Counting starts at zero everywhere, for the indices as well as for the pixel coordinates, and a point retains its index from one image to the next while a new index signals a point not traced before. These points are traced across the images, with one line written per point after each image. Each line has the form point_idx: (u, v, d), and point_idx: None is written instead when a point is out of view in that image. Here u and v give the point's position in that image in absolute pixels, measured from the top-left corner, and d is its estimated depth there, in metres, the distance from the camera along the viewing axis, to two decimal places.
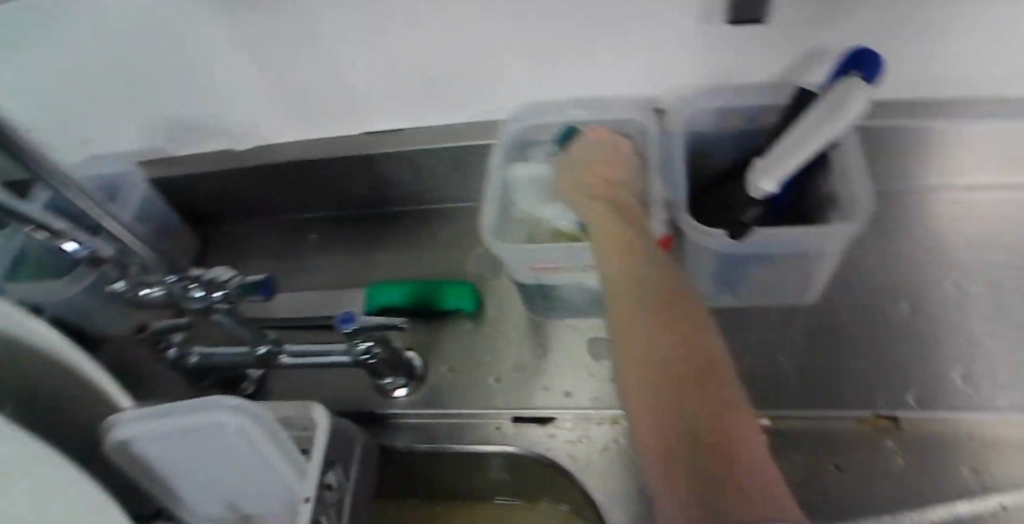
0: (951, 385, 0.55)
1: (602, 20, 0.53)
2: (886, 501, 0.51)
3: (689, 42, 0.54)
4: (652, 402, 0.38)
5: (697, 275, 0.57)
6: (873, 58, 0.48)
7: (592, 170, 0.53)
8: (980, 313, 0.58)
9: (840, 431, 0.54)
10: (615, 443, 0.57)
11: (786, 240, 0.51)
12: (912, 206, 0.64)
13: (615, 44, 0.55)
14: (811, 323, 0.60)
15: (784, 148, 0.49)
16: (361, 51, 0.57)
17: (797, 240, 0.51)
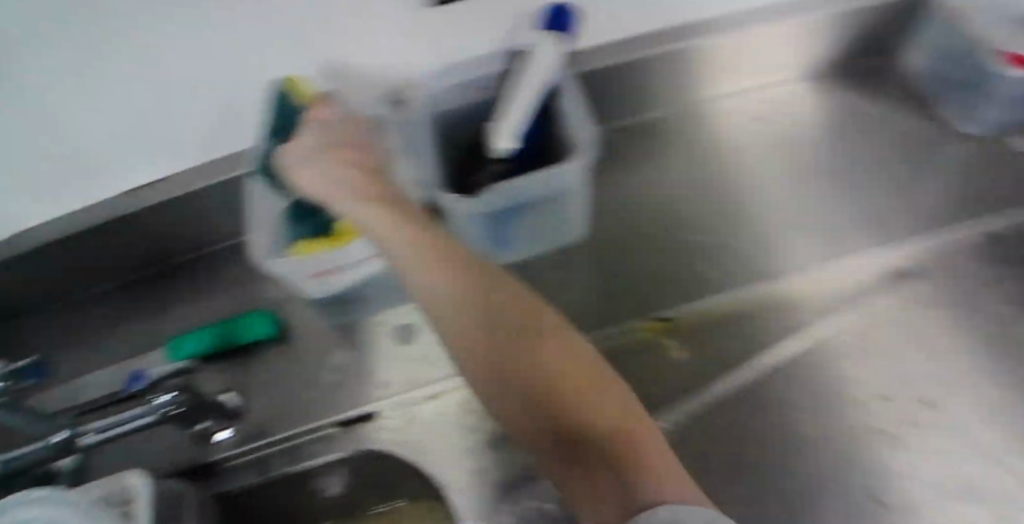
0: (710, 278, 0.61)
1: (311, 24, 0.52)
2: (679, 392, 0.57)
3: (402, 28, 0.55)
4: (548, 448, 0.42)
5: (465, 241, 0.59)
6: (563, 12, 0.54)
7: (363, 179, 0.50)
8: (721, 206, 0.65)
9: (626, 342, 0.59)
10: (440, 415, 0.60)
11: (532, 185, 0.54)
12: (654, 127, 0.69)
13: (334, 44, 0.55)
14: (589, 255, 0.64)
15: (510, 107, 0.53)
16: (68, 116, 0.52)
17: (540, 182, 0.54)
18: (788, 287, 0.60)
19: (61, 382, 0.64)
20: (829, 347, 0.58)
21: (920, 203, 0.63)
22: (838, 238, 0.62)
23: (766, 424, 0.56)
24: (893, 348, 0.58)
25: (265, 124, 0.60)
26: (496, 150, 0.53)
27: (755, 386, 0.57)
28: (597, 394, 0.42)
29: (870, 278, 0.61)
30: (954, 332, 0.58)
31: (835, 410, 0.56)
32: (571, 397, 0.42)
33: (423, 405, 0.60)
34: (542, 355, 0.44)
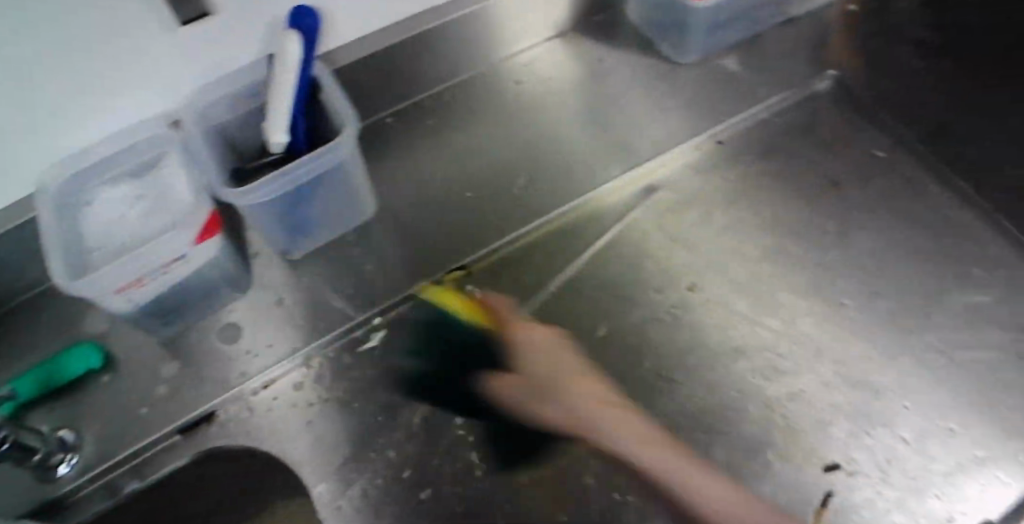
0: (494, 225, 0.69)
1: (74, 66, 0.55)
2: (484, 328, 0.65)
3: (165, 56, 0.59)
4: (659, 456, 0.56)
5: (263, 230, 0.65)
6: (306, 11, 0.59)
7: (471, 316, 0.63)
8: (497, 160, 0.72)
9: (430, 295, 0.65)
10: (276, 398, 0.63)
11: (306, 169, 0.60)
12: (430, 102, 0.76)
13: (103, 81, 0.58)
14: (387, 225, 0.70)
15: (273, 104, 0.58)
16: None
17: (314, 165, 0.60)
18: (564, 218, 0.69)
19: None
20: (606, 259, 0.67)
21: (663, 124, 0.73)
22: (601, 167, 0.71)
23: (561, 336, 0.64)
24: (658, 249, 0.67)
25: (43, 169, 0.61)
26: (272, 145, 0.60)
27: (549, 308, 0.65)
28: (690, 465, 0.56)
29: (632, 195, 0.70)
30: (704, 224, 0.68)
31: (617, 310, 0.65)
32: (615, 411, 0.59)
33: (260, 394, 0.64)
34: (613, 424, 0.58)
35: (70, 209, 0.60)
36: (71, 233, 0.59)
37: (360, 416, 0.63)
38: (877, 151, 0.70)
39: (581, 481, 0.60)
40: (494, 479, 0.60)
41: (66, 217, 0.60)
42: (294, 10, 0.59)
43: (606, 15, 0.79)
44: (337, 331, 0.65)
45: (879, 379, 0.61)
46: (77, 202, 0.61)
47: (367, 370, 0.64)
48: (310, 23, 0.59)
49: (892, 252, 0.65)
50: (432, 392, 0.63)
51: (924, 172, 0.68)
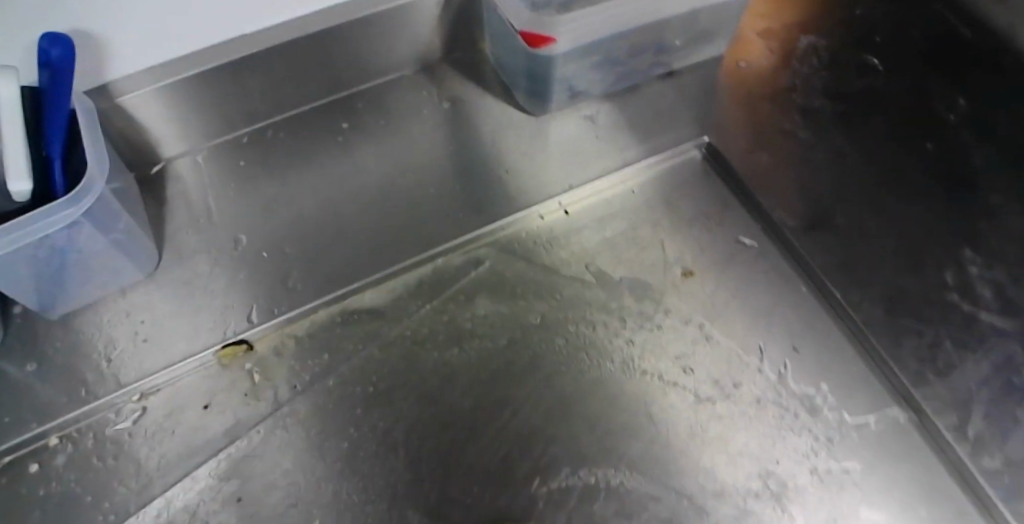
0: (291, 290, 0.60)
1: None
2: (257, 413, 0.55)
3: None
4: None
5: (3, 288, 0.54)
6: (53, 40, 0.51)
7: None
8: (314, 214, 0.64)
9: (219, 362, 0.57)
10: (10, 481, 0.54)
11: (58, 219, 0.50)
12: (252, 139, 0.68)
13: None
14: (174, 279, 0.61)
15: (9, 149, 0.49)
16: None
17: (71, 214, 0.51)
18: (374, 290, 0.59)
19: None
20: (413, 340, 0.57)
21: (508, 186, 0.64)
22: (430, 230, 0.62)
23: (343, 430, 0.54)
24: (474, 331, 0.57)
25: None
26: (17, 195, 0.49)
27: (335, 398, 0.55)
28: None
29: (458, 265, 0.61)
30: (533, 307, 0.58)
31: (412, 405, 0.55)
32: None
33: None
34: None
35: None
36: None
37: (93, 511, 0.53)
38: (746, 241, 0.60)
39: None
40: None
41: None
42: (40, 40, 0.51)
43: (470, 57, 0.72)
44: (89, 406, 0.56)
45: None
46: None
47: (114, 452, 0.55)
48: (55, 55, 0.51)
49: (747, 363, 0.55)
50: (182, 486, 0.53)
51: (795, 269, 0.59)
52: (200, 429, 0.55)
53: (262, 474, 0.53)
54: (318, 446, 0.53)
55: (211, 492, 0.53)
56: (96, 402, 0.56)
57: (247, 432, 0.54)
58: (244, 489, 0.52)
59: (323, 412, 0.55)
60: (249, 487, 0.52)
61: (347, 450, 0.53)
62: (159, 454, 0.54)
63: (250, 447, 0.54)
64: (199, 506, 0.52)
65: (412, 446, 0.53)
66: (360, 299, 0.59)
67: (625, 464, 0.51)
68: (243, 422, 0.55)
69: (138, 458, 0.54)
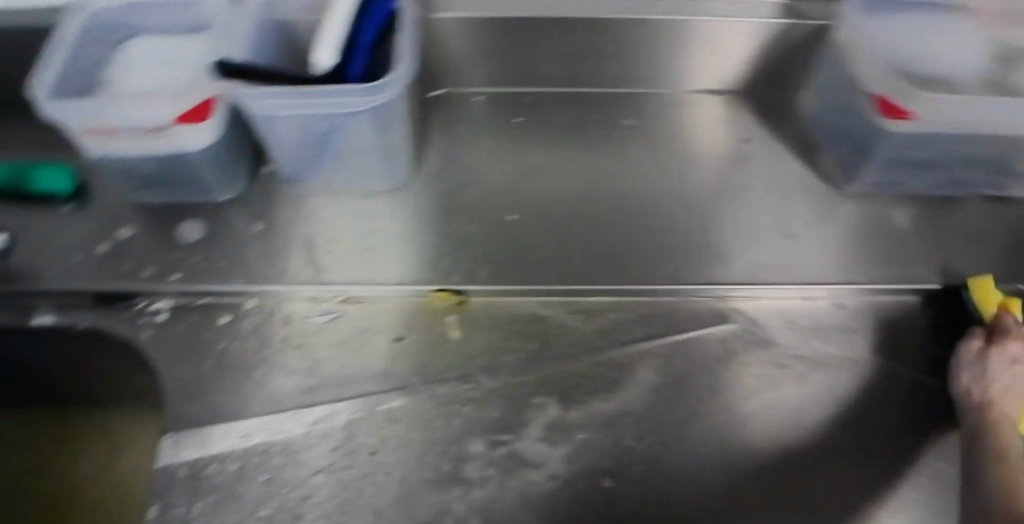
0: (520, 262, 0.56)
1: None
2: (447, 371, 0.52)
3: None
4: None
5: (265, 134, 0.54)
6: None
7: None
8: (571, 195, 0.60)
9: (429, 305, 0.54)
10: (201, 323, 0.54)
11: (346, 101, 0.49)
12: (535, 101, 0.65)
13: None
14: (414, 205, 0.59)
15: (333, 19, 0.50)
16: None
17: (358, 101, 0.49)
18: (603, 300, 0.55)
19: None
20: (624, 369, 0.52)
21: (779, 249, 0.57)
22: (682, 261, 0.56)
23: (522, 427, 0.50)
24: (690, 389, 0.51)
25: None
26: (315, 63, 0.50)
27: (528, 391, 0.51)
28: None
29: (697, 312, 0.54)
30: (763, 394, 0.51)
31: (603, 438, 0.50)
32: None
33: (182, 306, 0.55)
34: None
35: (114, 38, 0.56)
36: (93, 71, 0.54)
37: (259, 388, 0.52)
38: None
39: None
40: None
41: (96, 57, 0.55)
42: None
43: (777, 101, 0.66)
44: (294, 288, 0.54)
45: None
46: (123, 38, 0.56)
47: (299, 338, 0.53)
48: None
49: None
50: (349, 405, 0.51)
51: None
52: (386, 358, 0.52)
53: (427, 433, 0.50)
54: (489, 433, 0.50)
55: (374, 427, 0.50)
56: (300, 286, 0.55)
57: (430, 386, 0.51)
58: (404, 437, 0.50)
59: (509, 400, 0.50)
60: (409, 440, 0.50)
61: (518, 451, 0.49)
62: (338, 364, 0.52)
63: (433, 403, 0.51)
64: (355, 433, 0.50)
65: (583, 480, 0.48)
66: (589, 304, 0.54)
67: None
68: (428, 373, 0.52)
69: (318, 359, 0.53)
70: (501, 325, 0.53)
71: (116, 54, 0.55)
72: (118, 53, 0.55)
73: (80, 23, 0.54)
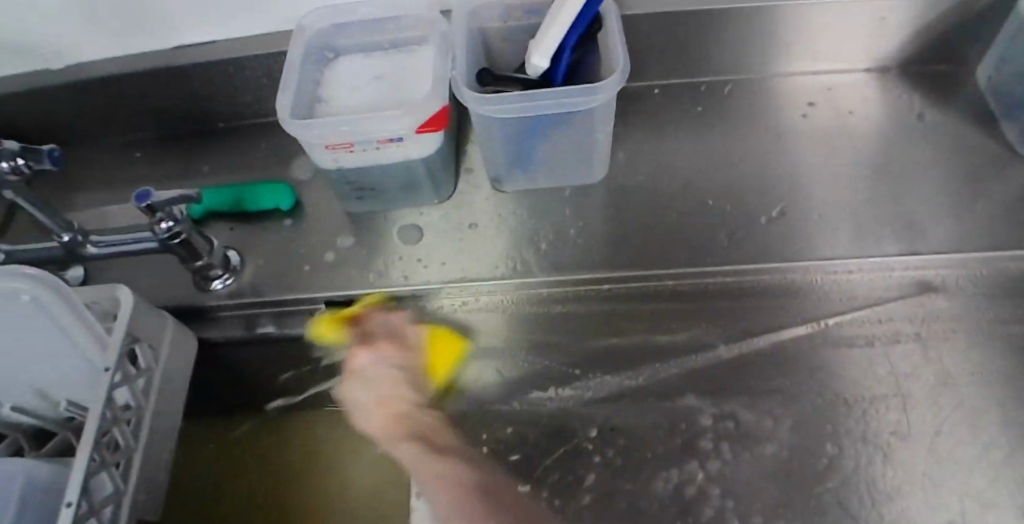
0: (722, 245, 0.58)
1: None
2: (666, 350, 0.55)
3: None
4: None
5: (481, 135, 0.57)
6: None
7: None
8: (760, 176, 0.62)
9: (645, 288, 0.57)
10: (428, 318, 0.59)
11: (559, 103, 0.53)
12: (709, 89, 0.68)
13: None
14: (608, 194, 0.62)
15: (549, 21, 0.52)
16: None
17: (570, 102, 0.53)
18: (807, 277, 0.57)
19: (78, 212, 0.67)
20: (836, 342, 0.55)
21: (972, 220, 0.59)
22: (877, 236, 0.58)
23: (745, 403, 0.53)
24: (902, 359, 0.54)
25: (326, 17, 0.59)
26: (532, 68, 0.54)
27: (749, 366, 0.54)
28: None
29: (899, 285, 0.57)
30: (973, 362, 0.54)
31: (824, 409, 0.53)
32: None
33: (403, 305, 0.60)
34: None
35: (333, 59, 0.61)
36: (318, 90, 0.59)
37: (489, 375, 0.56)
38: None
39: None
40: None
41: (319, 78, 0.60)
42: None
43: (943, 77, 0.67)
44: (515, 279, 0.58)
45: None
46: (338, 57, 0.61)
47: (520, 326, 0.58)
48: None
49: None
50: (576, 387, 0.55)
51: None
52: (608, 342, 0.56)
53: (656, 408, 0.54)
54: (717, 407, 0.53)
55: (608, 409, 0.54)
56: (516, 279, 0.58)
57: (650, 365, 0.55)
58: (634, 416, 0.54)
59: (735, 378, 0.54)
60: (637, 418, 0.53)
61: (745, 424, 0.52)
62: (560, 350, 0.56)
63: (654, 383, 0.54)
64: (586, 414, 0.54)
65: (812, 449, 0.51)
66: (798, 282, 0.57)
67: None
68: (646, 354, 0.55)
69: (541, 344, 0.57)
70: (715, 304, 0.57)
71: (337, 73, 0.60)
72: (337, 72, 0.60)
73: (306, 48, 0.59)
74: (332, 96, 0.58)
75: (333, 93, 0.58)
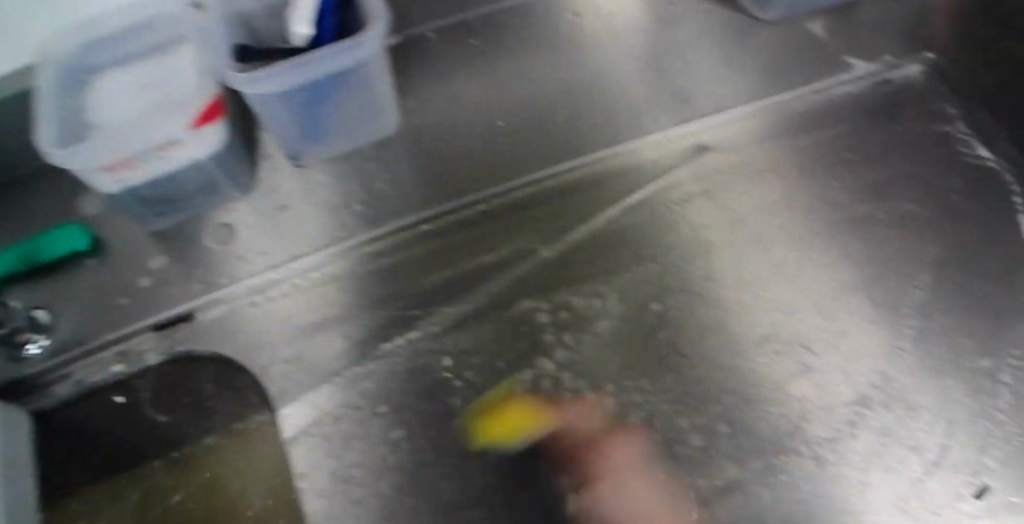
0: (524, 159, 0.62)
1: None
2: (495, 267, 0.59)
3: None
4: None
5: (266, 116, 0.57)
6: None
7: None
8: (545, 86, 0.64)
9: (466, 215, 0.60)
10: (267, 307, 0.59)
11: (329, 61, 0.53)
12: (482, 10, 0.67)
13: None
14: (407, 141, 0.63)
15: None
16: None
17: (339, 56, 0.52)
18: (604, 165, 0.62)
19: None
20: (641, 214, 0.60)
21: (735, 80, 0.64)
22: (655, 113, 0.63)
23: (574, 291, 0.58)
24: (697, 215, 0.60)
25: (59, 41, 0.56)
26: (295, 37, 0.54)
27: (572, 257, 0.59)
28: None
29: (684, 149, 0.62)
30: (754, 198, 0.61)
31: (638, 277, 0.58)
32: None
33: (234, 307, 0.59)
34: None
35: (89, 81, 0.57)
36: (78, 119, 0.55)
37: (337, 339, 0.57)
38: (982, 158, 0.62)
39: (560, 467, 0.53)
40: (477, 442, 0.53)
41: (75, 106, 0.56)
42: None
43: None
44: (338, 247, 0.60)
45: (922, 430, 0.52)
46: (91, 81, 0.57)
47: (349, 285, 0.59)
48: None
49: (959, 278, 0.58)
50: (425, 326, 0.57)
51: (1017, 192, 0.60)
52: (442, 275, 0.59)
53: (499, 322, 0.57)
54: (552, 304, 0.57)
55: (457, 333, 0.57)
56: (335, 246, 0.60)
57: (484, 281, 0.58)
58: (482, 334, 0.57)
59: (560, 272, 0.58)
60: (483, 335, 0.57)
61: (578, 309, 0.57)
62: (401, 298, 0.58)
63: (491, 296, 0.58)
64: (437, 345, 0.56)
65: (640, 313, 0.57)
66: (601, 170, 0.62)
67: (845, 353, 0.55)
68: (476, 273, 0.59)
69: (380, 295, 0.58)
70: (530, 209, 0.61)
71: (96, 99, 0.56)
72: (95, 97, 0.56)
73: (48, 75, 0.55)
74: (96, 123, 0.55)
75: (96, 119, 0.55)
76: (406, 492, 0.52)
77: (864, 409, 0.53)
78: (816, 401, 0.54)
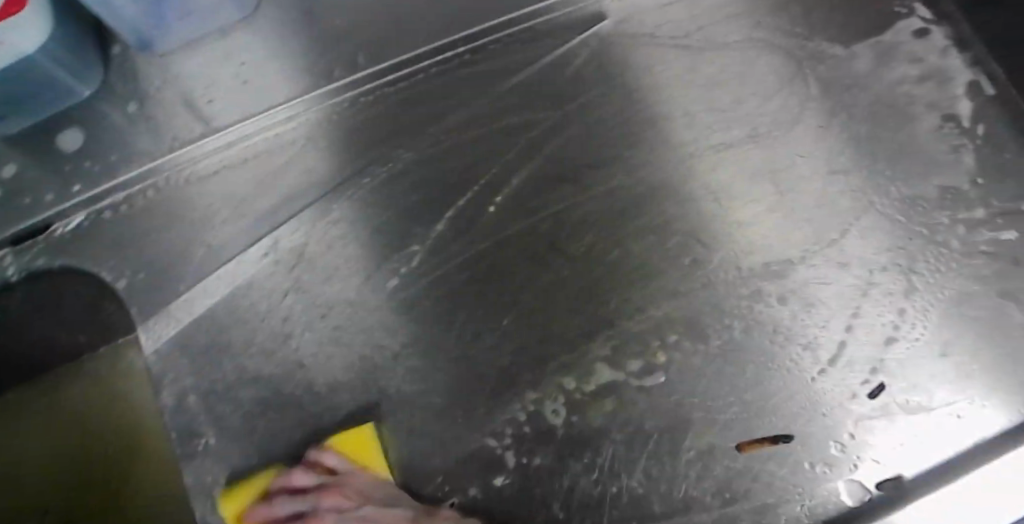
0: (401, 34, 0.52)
1: None
2: (375, 161, 0.52)
3: None
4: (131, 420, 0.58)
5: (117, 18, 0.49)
6: None
7: None
8: None
9: (351, 98, 0.53)
10: (126, 215, 0.53)
11: None
12: None
13: None
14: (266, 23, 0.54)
15: None
16: None
17: None
18: (498, 39, 0.53)
19: None
20: (537, 91, 0.53)
21: None
22: None
23: (454, 187, 0.51)
24: (593, 93, 0.53)
25: None
26: None
27: (456, 145, 0.52)
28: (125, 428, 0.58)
29: (580, 18, 0.54)
30: (660, 72, 0.53)
31: (586, 143, 0.52)
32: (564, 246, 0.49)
33: (173, 180, 0.54)
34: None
35: None
36: None
37: (199, 249, 0.52)
38: (924, 19, 0.52)
39: (420, 377, 0.48)
40: (338, 358, 0.50)
41: None
42: None
43: None
44: (206, 140, 0.53)
45: (816, 326, 0.46)
46: None
47: (321, 142, 0.53)
48: None
49: (881, 161, 0.49)
50: (288, 228, 0.52)
51: (959, 54, 0.51)
52: (307, 172, 0.53)
53: (370, 223, 0.52)
54: (427, 201, 0.51)
55: (323, 231, 0.52)
56: (211, 136, 0.53)
57: (354, 178, 0.52)
58: (350, 238, 0.52)
59: (460, 157, 0.52)
60: (352, 237, 0.52)
61: (457, 208, 0.51)
62: (266, 200, 0.53)
63: (363, 193, 0.52)
64: (302, 249, 0.52)
65: (522, 208, 0.51)
66: (502, 43, 0.53)
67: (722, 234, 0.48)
68: (348, 168, 0.53)
69: (245, 197, 0.53)
70: (424, 89, 0.53)
71: None
72: None
73: None
74: None
75: None
76: (267, 408, 0.49)
77: (757, 305, 0.47)
78: (697, 298, 0.47)
